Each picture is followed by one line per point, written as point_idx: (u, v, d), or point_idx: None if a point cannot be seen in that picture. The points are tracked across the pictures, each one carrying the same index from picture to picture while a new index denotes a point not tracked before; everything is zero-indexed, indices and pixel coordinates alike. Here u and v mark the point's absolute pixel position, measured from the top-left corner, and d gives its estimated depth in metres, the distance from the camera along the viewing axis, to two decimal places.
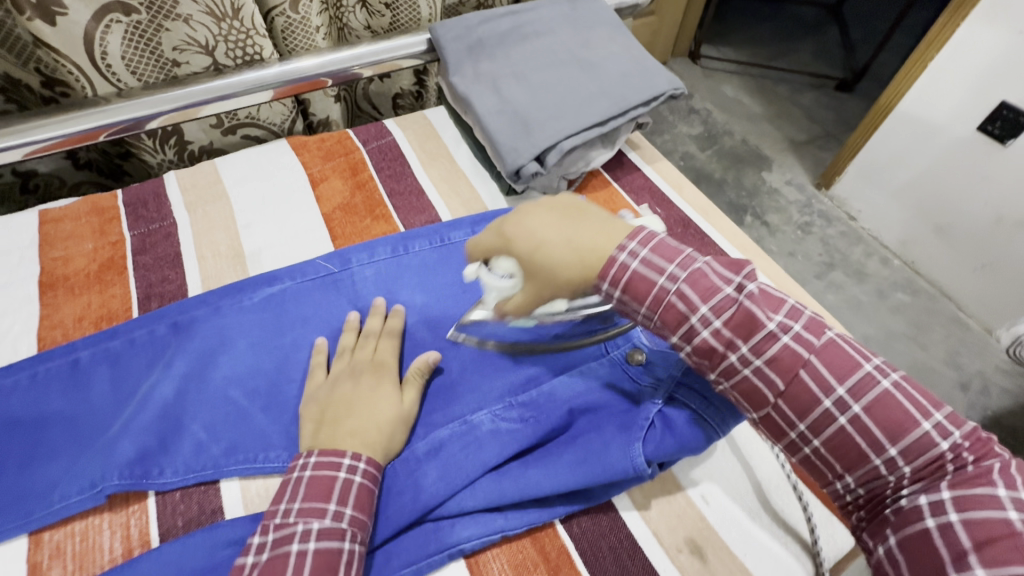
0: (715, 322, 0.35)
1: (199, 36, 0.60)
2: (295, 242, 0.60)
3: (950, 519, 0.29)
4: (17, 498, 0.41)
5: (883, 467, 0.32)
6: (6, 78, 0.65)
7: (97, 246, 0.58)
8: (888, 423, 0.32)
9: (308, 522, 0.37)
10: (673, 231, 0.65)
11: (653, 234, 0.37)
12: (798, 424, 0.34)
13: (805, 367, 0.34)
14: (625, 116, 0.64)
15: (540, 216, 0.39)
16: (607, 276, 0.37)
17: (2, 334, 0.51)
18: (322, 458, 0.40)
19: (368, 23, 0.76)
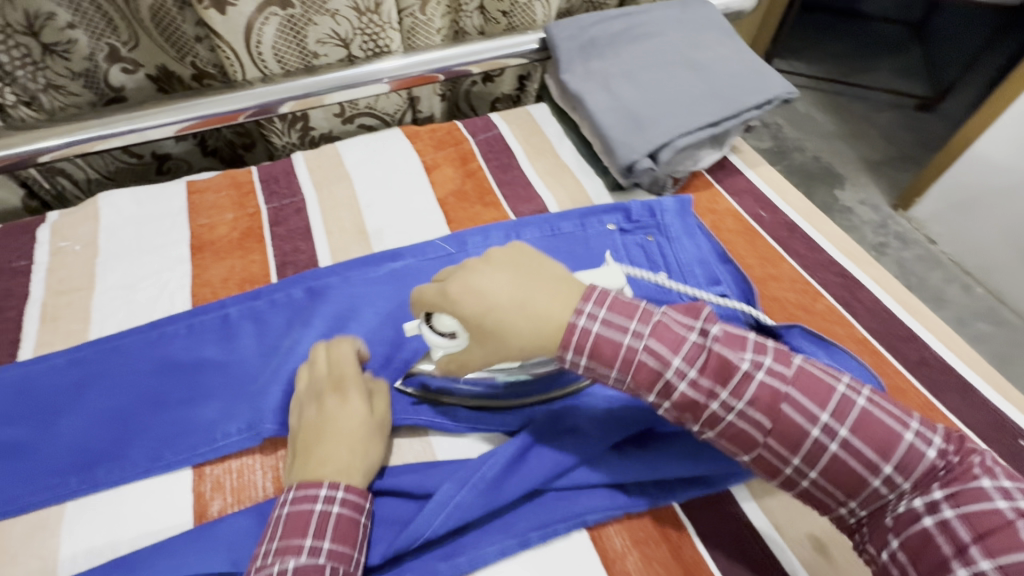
0: (691, 373, 0.36)
1: (341, 30, 0.65)
2: (413, 224, 0.65)
3: (947, 517, 0.32)
4: (184, 432, 0.46)
5: (881, 485, 0.35)
6: (161, 69, 0.69)
7: (237, 216, 0.64)
8: (877, 442, 0.35)
9: (286, 560, 0.35)
10: (779, 235, 0.64)
11: (606, 294, 0.39)
12: (793, 458, 0.36)
13: (786, 401, 0.36)
14: (738, 118, 0.64)
15: (494, 271, 0.39)
16: (569, 345, 0.37)
17: (160, 289, 0.57)
18: (300, 492, 0.38)
19: (483, 29, 0.80)
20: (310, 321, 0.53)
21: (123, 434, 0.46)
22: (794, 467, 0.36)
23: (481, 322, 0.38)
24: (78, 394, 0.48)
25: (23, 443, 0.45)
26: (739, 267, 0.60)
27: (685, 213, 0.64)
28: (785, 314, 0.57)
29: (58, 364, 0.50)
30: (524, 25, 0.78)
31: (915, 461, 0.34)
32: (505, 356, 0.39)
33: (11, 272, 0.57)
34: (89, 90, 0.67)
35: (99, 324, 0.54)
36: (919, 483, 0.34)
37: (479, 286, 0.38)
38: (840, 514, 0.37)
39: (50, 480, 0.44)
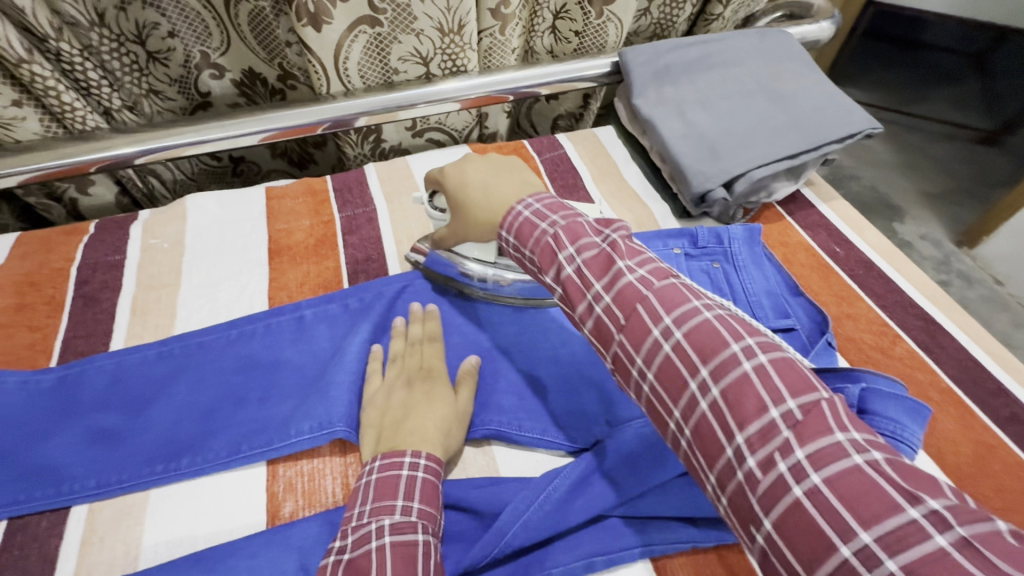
0: (606, 300, 0.38)
1: (423, 48, 0.68)
2: None
3: (813, 485, 0.28)
4: (260, 429, 0.48)
5: (738, 450, 0.31)
6: (246, 73, 0.73)
7: (313, 223, 0.66)
8: (740, 401, 0.31)
9: (380, 518, 0.38)
10: (854, 272, 0.62)
11: (552, 198, 0.46)
12: (674, 407, 0.34)
13: (676, 346, 0.35)
14: (816, 151, 0.63)
15: (501, 176, 0.50)
16: (506, 225, 0.46)
17: (240, 290, 0.59)
18: (385, 461, 0.41)
19: (552, 48, 0.82)
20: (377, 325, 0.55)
21: (206, 428, 0.48)
22: (675, 418, 0.34)
23: (457, 195, 0.51)
24: (164, 386, 0.51)
25: (116, 430, 0.48)
26: (811, 299, 0.58)
27: (753, 241, 0.62)
28: (861, 355, 0.55)
29: (148, 356, 0.52)
30: (595, 47, 0.79)
31: (755, 412, 0.31)
32: (466, 225, 0.51)
33: (106, 265, 0.60)
34: (182, 96, 0.73)
35: (184, 320, 0.56)
36: (835, 485, 0.28)
37: (482, 175, 0.50)
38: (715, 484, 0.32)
39: (139, 468, 0.46)
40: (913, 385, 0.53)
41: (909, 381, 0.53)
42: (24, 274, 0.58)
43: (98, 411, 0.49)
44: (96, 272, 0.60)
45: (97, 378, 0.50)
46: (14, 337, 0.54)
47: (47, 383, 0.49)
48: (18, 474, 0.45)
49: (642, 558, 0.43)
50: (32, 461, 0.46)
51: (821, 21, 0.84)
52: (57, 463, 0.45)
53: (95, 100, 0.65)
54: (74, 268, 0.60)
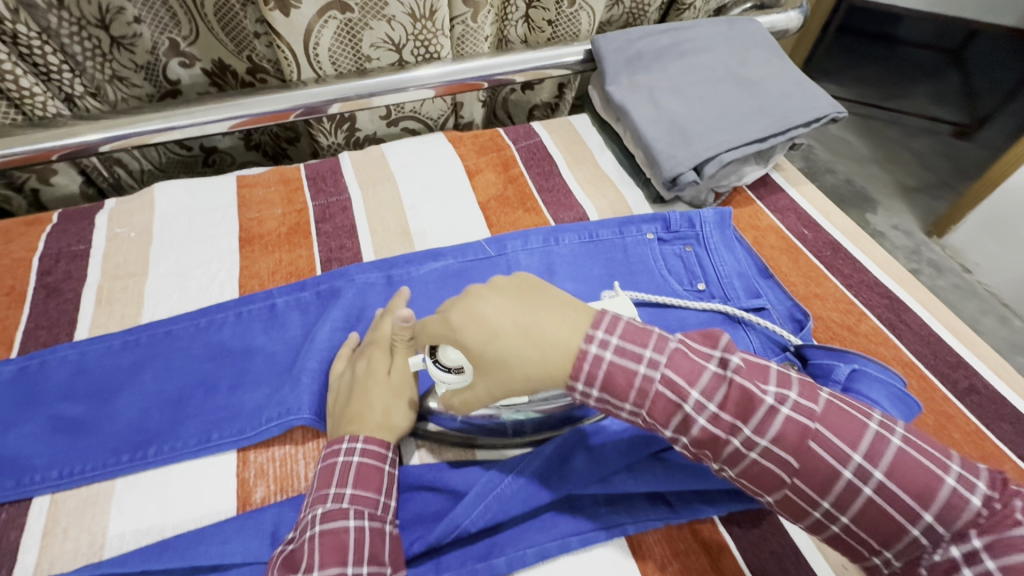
0: (711, 407, 0.34)
1: (395, 34, 0.67)
2: (454, 227, 0.65)
3: (989, 569, 0.30)
4: (231, 415, 0.48)
5: (921, 535, 0.32)
6: (216, 63, 0.72)
7: (285, 212, 0.65)
8: (914, 485, 0.32)
9: (314, 507, 0.39)
10: (822, 254, 0.64)
11: (618, 319, 0.36)
12: (823, 502, 0.34)
13: (815, 440, 0.34)
14: (784, 135, 0.64)
15: (495, 298, 0.37)
16: (579, 375, 0.35)
17: (210, 279, 0.58)
18: (327, 449, 0.42)
19: (525, 37, 0.83)
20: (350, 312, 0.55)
21: (175, 416, 0.48)
22: (823, 510, 0.34)
23: (483, 353, 0.36)
24: (132, 375, 0.50)
25: (81, 420, 0.47)
26: (780, 284, 0.59)
27: (724, 225, 0.63)
28: (829, 333, 0.56)
29: (113, 346, 0.51)
30: (568, 35, 0.79)
31: (923, 499, 0.32)
32: (493, 385, 0.37)
33: (70, 255, 0.59)
34: (149, 83, 0.71)
35: (152, 309, 0.55)
36: (946, 520, 0.32)
37: (470, 315, 0.36)
38: (874, 561, 0.34)
39: (106, 457, 0.45)
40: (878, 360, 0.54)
41: (875, 357, 0.54)
42: None
43: (62, 400, 0.48)
44: (59, 262, 0.58)
45: (59, 370, 0.49)
46: None
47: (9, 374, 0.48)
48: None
49: (618, 537, 0.43)
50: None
51: (789, 10, 0.85)
52: (19, 453, 0.45)
53: (56, 85, 0.64)
54: (36, 259, 0.58)
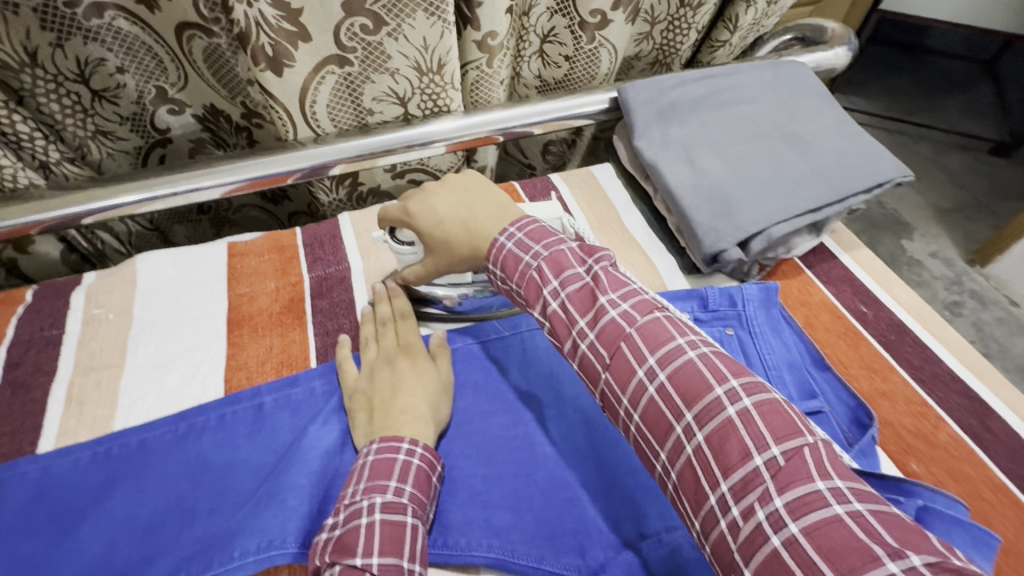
0: (563, 294, 0.42)
1: (400, 88, 0.61)
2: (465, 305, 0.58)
3: (792, 536, 0.29)
4: (203, 549, 0.41)
5: (684, 437, 0.34)
6: (208, 108, 0.66)
7: (279, 286, 0.59)
8: (687, 387, 0.35)
9: (372, 497, 0.39)
10: (886, 337, 0.55)
11: (533, 224, 0.46)
12: (624, 396, 0.38)
13: (626, 341, 0.38)
14: (842, 204, 0.56)
15: (446, 192, 0.50)
16: (494, 260, 0.46)
17: (193, 371, 0.52)
18: (382, 444, 0.42)
19: (540, 72, 0.76)
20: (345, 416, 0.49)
21: (143, 552, 0.41)
22: (624, 406, 0.38)
23: (433, 233, 0.48)
24: (99, 495, 0.44)
25: (37, 556, 0.41)
26: (840, 376, 0.51)
27: (770, 303, 0.56)
28: (901, 445, 0.47)
29: (81, 460, 0.45)
30: (586, 72, 0.72)
31: (734, 450, 0.32)
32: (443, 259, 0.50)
33: (41, 342, 0.53)
34: (136, 134, 0.65)
35: (126, 412, 0.49)
36: (716, 441, 0.33)
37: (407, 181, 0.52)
38: (659, 471, 0.36)
39: None
40: (962, 483, 0.45)
41: (959, 478, 0.46)
42: None
43: (20, 531, 0.42)
44: (29, 351, 0.53)
45: (17, 492, 0.44)
46: None
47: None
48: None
49: None
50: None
51: (837, 47, 0.76)
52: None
53: (30, 154, 0.58)
54: (4, 347, 0.53)
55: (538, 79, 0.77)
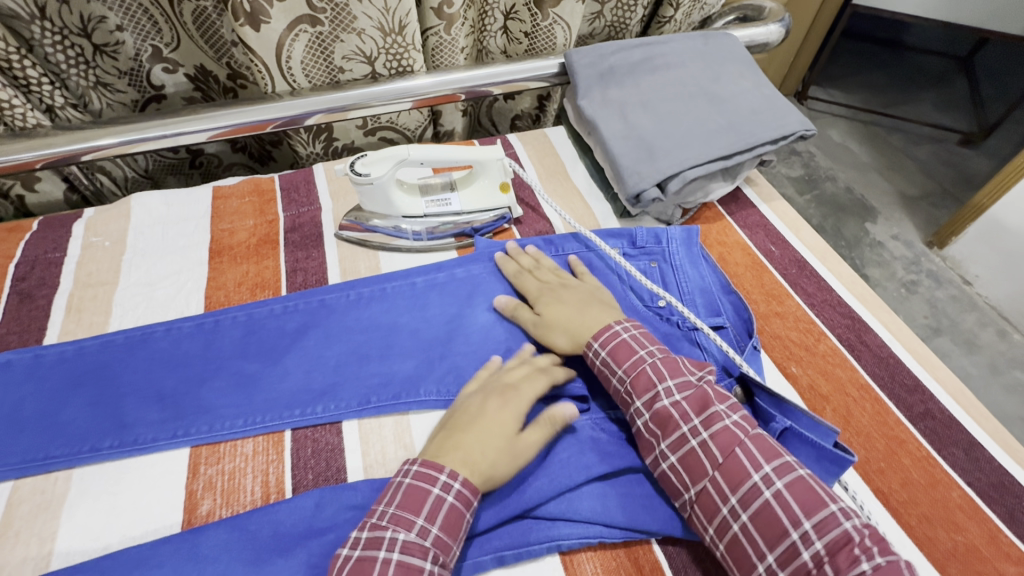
0: (677, 395, 0.46)
1: (366, 47, 0.68)
2: (418, 252, 0.64)
3: None
4: (309, 395, 0.51)
5: (801, 542, 0.38)
6: (199, 68, 0.75)
7: (257, 223, 0.66)
8: (805, 500, 0.39)
9: (397, 530, 0.39)
10: (787, 271, 0.63)
11: (643, 328, 0.52)
12: (732, 497, 0.41)
13: (740, 446, 0.42)
14: (751, 152, 0.65)
15: (575, 289, 0.56)
16: (599, 338, 0.50)
17: (178, 290, 0.59)
18: (422, 469, 0.42)
19: (506, 49, 0.83)
20: (429, 301, 0.58)
21: (337, 383, 0.52)
22: (730, 505, 0.41)
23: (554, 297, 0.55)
24: (295, 341, 0.55)
25: (255, 376, 0.52)
26: (741, 298, 0.59)
27: (691, 242, 0.63)
28: (784, 352, 0.56)
29: (205, 326, 0.55)
30: (545, 49, 0.80)
31: (849, 563, 0.36)
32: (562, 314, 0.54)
33: (45, 263, 0.61)
34: (133, 88, 0.73)
35: (119, 318, 0.57)
36: (833, 549, 0.37)
37: (430, 149, 0.59)
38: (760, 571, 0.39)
39: (202, 428, 0.49)
40: (832, 382, 0.53)
41: (830, 378, 0.54)
42: None
43: (239, 359, 0.53)
44: (34, 269, 0.60)
45: (161, 343, 0.54)
46: None
47: (183, 348, 0.53)
48: (175, 418, 0.49)
49: (552, 554, 0.44)
50: (190, 406, 0.50)
51: (770, 23, 0.85)
52: (209, 406, 0.50)
53: (36, 97, 0.66)
54: (12, 266, 0.60)
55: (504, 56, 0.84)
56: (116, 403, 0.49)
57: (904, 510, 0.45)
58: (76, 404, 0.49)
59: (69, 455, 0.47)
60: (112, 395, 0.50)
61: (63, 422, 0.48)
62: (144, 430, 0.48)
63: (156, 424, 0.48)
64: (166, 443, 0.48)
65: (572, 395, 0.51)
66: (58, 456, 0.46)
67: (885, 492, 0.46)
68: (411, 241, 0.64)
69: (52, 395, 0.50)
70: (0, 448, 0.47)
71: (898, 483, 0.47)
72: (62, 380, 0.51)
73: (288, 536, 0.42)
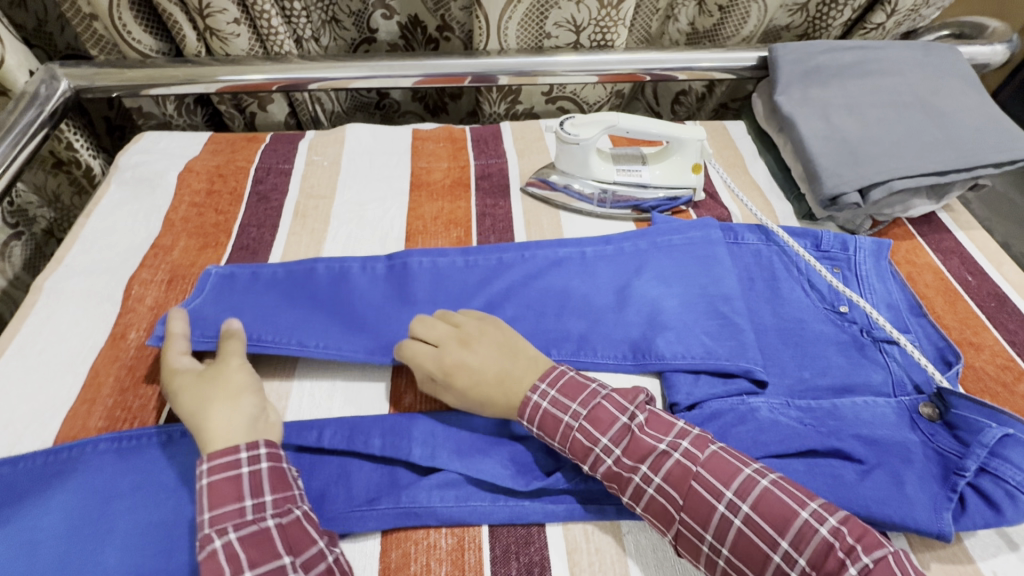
0: (615, 450, 0.43)
1: (579, 17, 0.72)
2: (598, 219, 0.66)
3: None
4: None
5: (784, 563, 0.37)
6: (410, 18, 0.82)
7: (451, 166, 0.72)
8: (774, 517, 0.38)
9: (224, 526, 0.38)
10: (984, 304, 0.60)
11: (562, 376, 0.47)
12: (705, 535, 0.40)
13: (695, 479, 0.41)
14: (968, 174, 0.61)
15: (476, 342, 0.49)
16: (523, 414, 0.46)
17: (383, 213, 0.66)
18: (215, 462, 0.41)
19: (693, 21, 0.84)
20: (608, 265, 0.61)
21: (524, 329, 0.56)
22: (707, 544, 0.39)
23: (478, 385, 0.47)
24: (480, 290, 0.59)
25: None
26: (934, 324, 0.56)
27: (880, 256, 0.61)
28: (979, 383, 0.53)
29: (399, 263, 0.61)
30: (732, 32, 0.81)
31: (838, 569, 0.35)
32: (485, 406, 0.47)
33: (277, 171, 0.70)
34: (355, 28, 0.83)
35: (336, 228, 0.64)
36: (817, 561, 0.36)
37: (639, 121, 0.62)
38: None
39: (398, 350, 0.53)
40: None
41: None
42: (215, 167, 0.70)
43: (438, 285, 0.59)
44: (269, 175, 0.69)
45: (363, 269, 0.60)
46: (204, 216, 0.64)
47: (389, 264, 0.60)
48: (371, 339, 0.54)
49: None
50: (384, 330, 0.55)
51: (996, 43, 0.79)
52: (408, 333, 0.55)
53: (293, 28, 0.75)
54: (252, 169, 0.70)
55: (689, 27, 0.85)
56: (324, 314, 0.56)
57: None
58: (291, 313, 0.55)
59: (282, 349, 0.52)
60: (323, 302, 0.57)
61: (280, 321, 0.54)
62: (344, 343, 0.54)
63: (360, 341, 0.54)
64: (367, 358, 0.53)
65: (751, 377, 0.51)
66: (270, 342, 0.53)
67: None
68: (594, 207, 0.67)
69: (274, 297, 0.57)
70: (226, 321, 0.53)
71: None
72: (280, 287, 0.58)
73: (482, 438, 0.47)
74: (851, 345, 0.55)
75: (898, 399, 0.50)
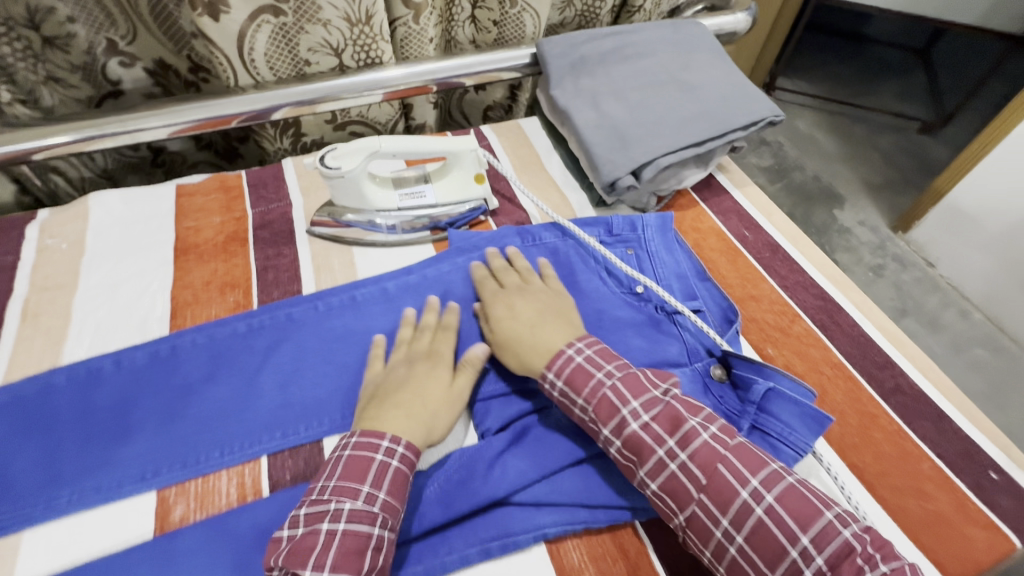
0: (644, 417, 0.43)
1: (333, 39, 0.67)
2: (394, 248, 0.62)
3: None
4: (285, 420, 0.48)
5: (801, 559, 0.37)
6: (156, 62, 0.73)
7: (224, 220, 0.64)
8: (797, 511, 0.38)
9: (343, 501, 0.39)
10: (760, 255, 0.64)
11: (600, 345, 0.48)
12: (722, 518, 0.39)
13: (722, 462, 0.40)
14: (723, 139, 0.65)
15: (535, 302, 0.52)
16: (552, 366, 0.46)
17: (142, 290, 0.57)
18: (361, 439, 0.42)
19: (473, 38, 0.82)
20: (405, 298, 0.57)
21: (319, 390, 0.50)
22: (723, 528, 0.39)
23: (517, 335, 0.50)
24: (263, 359, 0.52)
25: (227, 403, 0.49)
26: (718, 285, 0.59)
27: (665, 229, 0.63)
28: (761, 334, 0.57)
29: (162, 351, 0.51)
30: (515, 40, 0.80)
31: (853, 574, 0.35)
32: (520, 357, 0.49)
33: None
34: (87, 83, 0.71)
35: (80, 322, 0.54)
36: (835, 561, 0.36)
37: (406, 141, 0.58)
38: None
39: (175, 463, 0.46)
40: (807, 361, 0.55)
41: (804, 357, 0.55)
42: None
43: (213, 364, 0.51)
44: None
45: (115, 374, 0.50)
46: None
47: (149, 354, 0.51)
48: (146, 455, 0.46)
49: (541, 544, 0.44)
50: (155, 441, 0.47)
51: (737, 13, 0.86)
52: (184, 439, 0.47)
53: None
54: None
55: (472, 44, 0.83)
56: (68, 453, 0.45)
57: (877, 482, 0.46)
58: (27, 454, 0.45)
59: (16, 513, 0.43)
60: (64, 436, 0.46)
61: (13, 472, 0.44)
62: (107, 477, 0.45)
63: (123, 468, 0.45)
64: (133, 487, 0.44)
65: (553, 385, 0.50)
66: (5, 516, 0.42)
67: (860, 466, 0.48)
68: (387, 235, 0.63)
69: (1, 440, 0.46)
70: None
71: (871, 457, 0.48)
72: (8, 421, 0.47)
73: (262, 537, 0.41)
74: (648, 324, 0.56)
75: (692, 366, 0.52)
